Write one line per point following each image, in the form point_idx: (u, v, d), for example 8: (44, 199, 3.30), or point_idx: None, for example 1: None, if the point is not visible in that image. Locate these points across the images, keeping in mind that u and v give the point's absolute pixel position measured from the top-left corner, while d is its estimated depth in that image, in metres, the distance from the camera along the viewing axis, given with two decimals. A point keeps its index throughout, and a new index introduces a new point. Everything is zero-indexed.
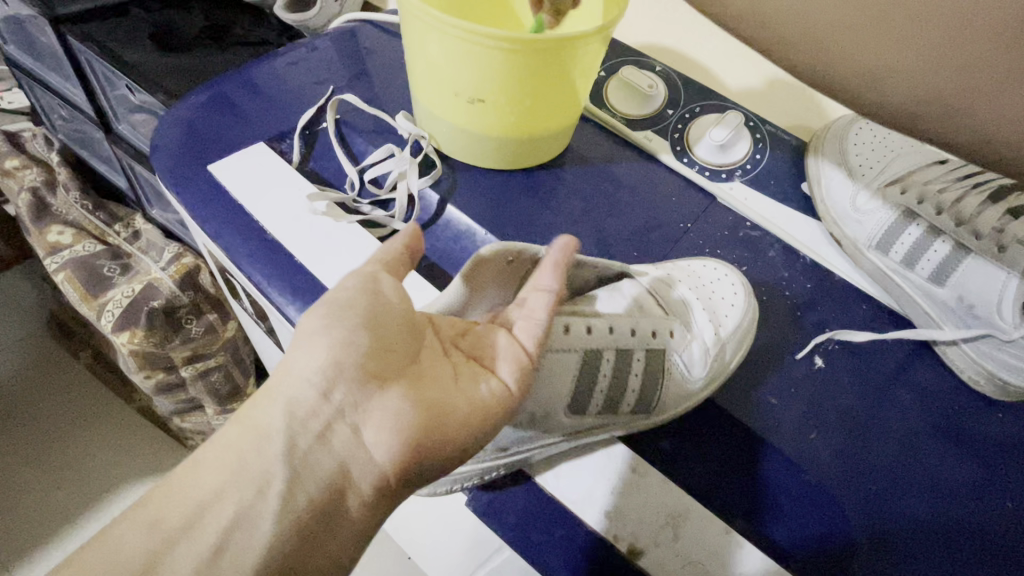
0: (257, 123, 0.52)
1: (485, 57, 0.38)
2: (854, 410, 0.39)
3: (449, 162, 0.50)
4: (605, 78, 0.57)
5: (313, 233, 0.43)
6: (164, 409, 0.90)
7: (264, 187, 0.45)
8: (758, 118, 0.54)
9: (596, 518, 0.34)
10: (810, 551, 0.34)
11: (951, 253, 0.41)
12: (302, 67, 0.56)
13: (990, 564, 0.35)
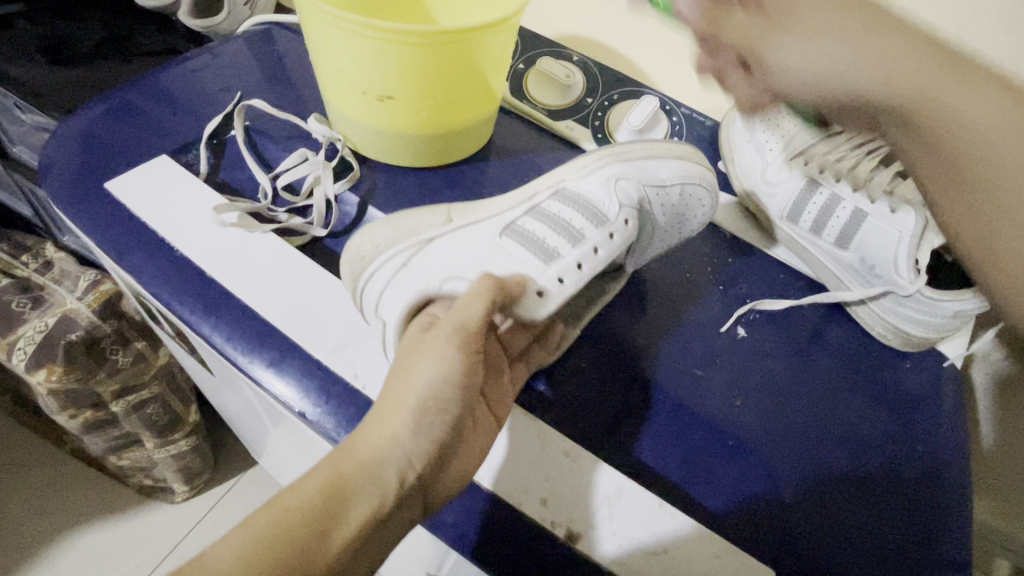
0: (160, 135, 0.49)
1: (386, 52, 0.37)
2: (777, 375, 0.41)
3: (369, 163, 0.48)
4: (523, 70, 0.57)
5: (225, 246, 0.41)
6: (96, 450, 0.83)
7: (168, 202, 0.43)
8: (674, 101, 0.56)
9: (532, 507, 0.33)
10: (738, 513, 0.35)
11: (853, 217, 0.44)
12: (207, 74, 0.54)
13: (908, 509, 0.36)
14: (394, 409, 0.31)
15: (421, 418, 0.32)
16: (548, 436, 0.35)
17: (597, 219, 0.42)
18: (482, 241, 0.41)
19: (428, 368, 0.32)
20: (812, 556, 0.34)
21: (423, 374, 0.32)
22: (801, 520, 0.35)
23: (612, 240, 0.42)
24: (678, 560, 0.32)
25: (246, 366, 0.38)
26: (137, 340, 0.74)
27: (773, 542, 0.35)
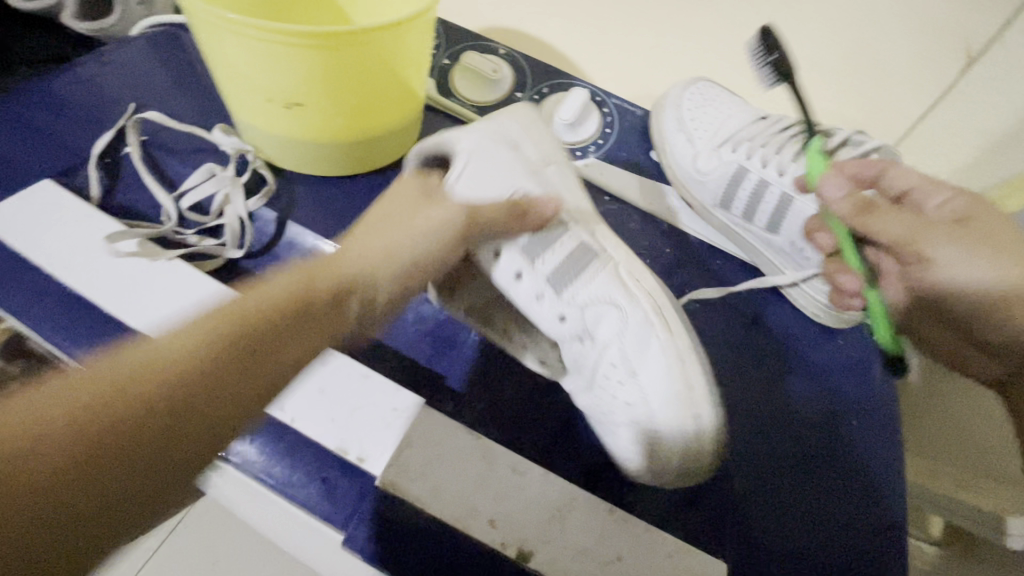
0: (44, 158, 0.44)
1: (287, 56, 0.34)
2: (718, 363, 0.42)
3: (286, 175, 0.45)
4: (450, 65, 0.55)
5: (120, 277, 0.37)
6: None
7: (51, 231, 0.38)
8: (604, 92, 0.55)
9: (479, 529, 0.31)
10: (682, 504, 0.36)
11: (781, 202, 0.44)
12: (94, 83, 0.49)
13: (846, 483, 0.37)
14: (311, 281, 0.27)
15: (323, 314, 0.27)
16: (493, 454, 0.33)
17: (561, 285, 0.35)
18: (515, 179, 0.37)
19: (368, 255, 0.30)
20: (752, 538, 0.35)
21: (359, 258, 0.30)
22: (735, 501, 0.36)
23: (562, 323, 0.35)
24: (632, 567, 0.31)
25: None
26: None
27: (716, 528, 0.35)
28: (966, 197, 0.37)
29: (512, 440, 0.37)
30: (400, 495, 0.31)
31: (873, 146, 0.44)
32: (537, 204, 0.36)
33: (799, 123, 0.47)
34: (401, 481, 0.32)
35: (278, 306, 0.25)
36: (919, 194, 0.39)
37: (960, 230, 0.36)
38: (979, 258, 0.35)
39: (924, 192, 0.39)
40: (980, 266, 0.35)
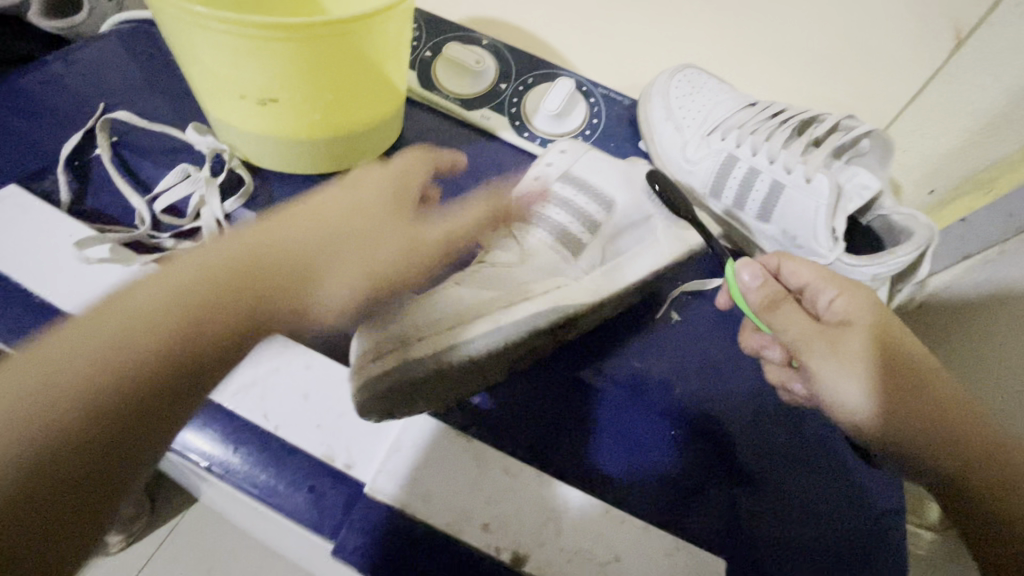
0: (7, 161, 0.42)
1: (258, 51, 0.33)
2: (710, 355, 0.41)
3: (264, 174, 0.44)
4: (432, 58, 0.53)
5: (94, 285, 0.35)
6: None
7: (19, 238, 0.37)
8: (590, 81, 0.54)
9: (473, 533, 0.30)
10: (677, 499, 0.35)
11: (772, 189, 0.43)
12: (60, 83, 0.47)
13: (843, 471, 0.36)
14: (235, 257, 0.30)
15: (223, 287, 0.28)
16: (486, 456, 0.32)
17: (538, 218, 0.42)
18: (597, 166, 0.45)
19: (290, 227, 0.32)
20: (755, 532, 0.34)
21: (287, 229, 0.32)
22: (733, 493, 0.35)
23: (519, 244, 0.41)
24: (630, 567, 0.30)
25: None
26: None
27: (717, 521, 0.35)
28: (850, 299, 0.37)
29: (493, 437, 0.36)
30: (389, 502, 0.31)
31: (863, 131, 0.43)
32: (584, 199, 0.42)
33: (789, 108, 0.46)
34: (392, 488, 0.31)
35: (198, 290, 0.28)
36: (815, 290, 0.39)
37: (840, 334, 0.37)
38: (860, 383, 0.35)
39: (818, 287, 0.39)
40: (865, 391, 0.35)
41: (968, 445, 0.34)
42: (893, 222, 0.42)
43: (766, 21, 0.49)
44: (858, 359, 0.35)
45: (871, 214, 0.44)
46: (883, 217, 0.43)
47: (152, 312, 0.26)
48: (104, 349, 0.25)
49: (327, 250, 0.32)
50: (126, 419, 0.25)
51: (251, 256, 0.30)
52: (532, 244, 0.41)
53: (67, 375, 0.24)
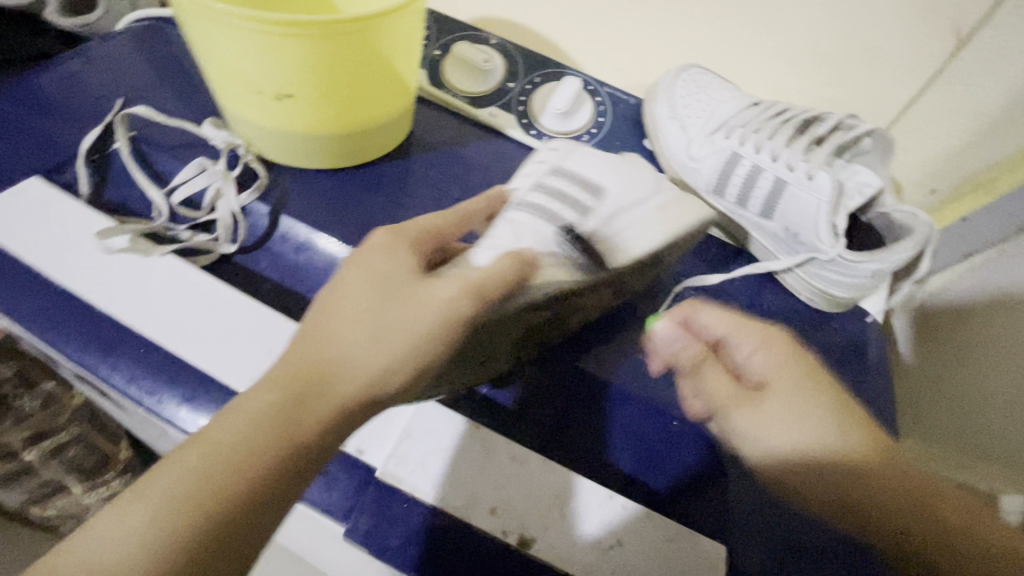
0: (27, 154, 0.43)
1: (275, 47, 0.34)
2: None
3: (277, 168, 0.45)
4: (441, 56, 0.54)
5: (115, 275, 0.37)
6: (9, 507, 0.68)
7: (41, 229, 0.38)
8: (596, 81, 0.55)
9: (479, 517, 0.31)
10: (676, 486, 0.36)
11: (775, 186, 0.44)
12: (78, 78, 0.48)
13: None
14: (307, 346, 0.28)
15: (280, 395, 0.26)
16: (491, 442, 0.33)
17: (524, 207, 0.36)
18: (578, 151, 0.39)
19: (359, 261, 0.30)
20: (758, 523, 0.35)
21: (357, 266, 0.30)
22: (728, 485, 0.36)
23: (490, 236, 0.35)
24: (631, 551, 0.31)
25: (155, 407, 0.34)
26: (44, 381, 0.63)
27: (716, 508, 0.36)
28: (772, 353, 0.35)
29: (506, 429, 0.38)
30: (397, 486, 0.32)
31: (865, 130, 0.44)
32: (568, 183, 0.37)
33: (792, 108, 0.47)
34: (400, 472, 0.32)
35: (272, 392, 0.26)
36: (733, 343, 0.37)
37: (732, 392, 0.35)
38: (809, 429, 0.32)
39: (739, 340, 0.36)
40: (790, 447, 0.33)
41: (895, 523, 0.31)
42: (893, 220, 0.42)
43: (770, 21, 0.49)
44: (785, 413, 0.33)
45: (873, 212, 0.45)
46: (884, 214, 0.43)
47: (229, 447, 0.25)
48: (292, 414, 0.26)
49: (420, 309, 0.28)
50: (266, 494, 0.25)
51: (386, 266, 0.30)
52: (510, 228, 0.35)
53: (242, 419, 0.25)
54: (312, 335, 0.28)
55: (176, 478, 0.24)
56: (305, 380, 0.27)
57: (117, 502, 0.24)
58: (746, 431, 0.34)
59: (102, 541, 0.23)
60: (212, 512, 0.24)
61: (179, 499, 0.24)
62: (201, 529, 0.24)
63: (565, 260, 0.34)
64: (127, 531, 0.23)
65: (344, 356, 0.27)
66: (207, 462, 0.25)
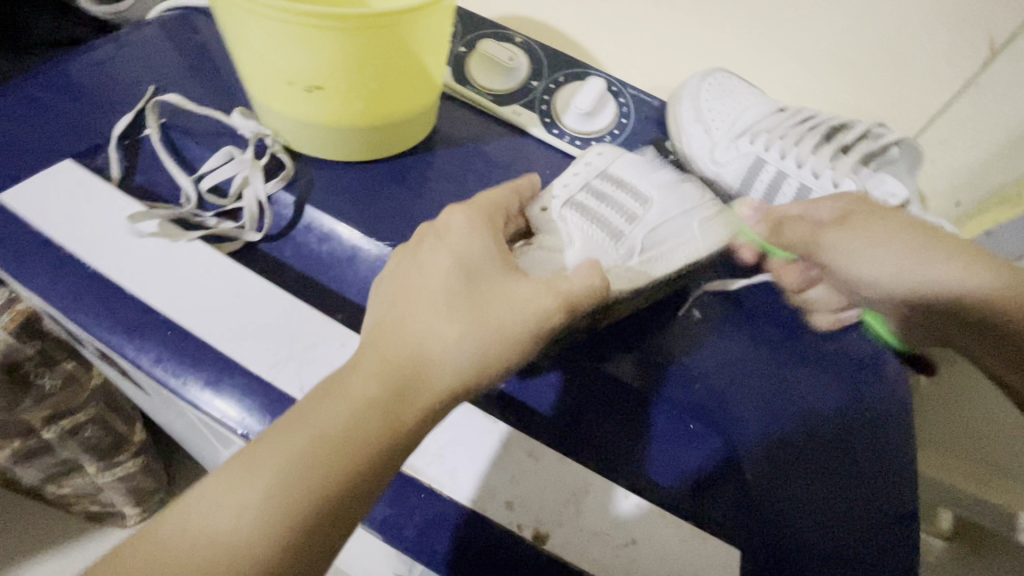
0: (59, 137, 0.44)
1: (310, 40, 0.34)
2: (738, 357, 0.41)
3: (304, 159, 0.46)
4: (466, 53, 0.55)
5: (147, 258, 0.37)
6: (28, 481, 0.73)
7: (75, 211, 0.39)
8: (620, 81, 0.55)
9: (496, 510, 0.32)
10: (695, 487, 0.36)
11: (799, 193, 0.45)
12: (111, 65, 0.49)
13: (878, 479, 0.36)
14: (388, 325, 0.30)
15: (375, 373, 0.28)
16: (510, 437, 0.33)
17: (575, 201, 0.40)
18: (629, 158, 0.43)
19: (432, 250, 0.33)
20: (783, 532, 0.34)
21: (430, 255, 0.32)
22: (754, 495, 0.35)
23: (543, 213, 0.40)
24: (645, 550, 0.31)
25: (181, 388, 0.35)
26: (65, 361, 0.62)
27: (746, 516, 0.35)
28: (845, 199, 0.41)
29: (527, 421, 0.37)
30: (417, 477, 0.32)
31: (893, 139, 0.44)
32: (621, 195, 0.41)
33: (818, 115, 0.47)
34: (420, 463, 0.33)
35: (369, 366, 0.29)
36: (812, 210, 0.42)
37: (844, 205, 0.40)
38: (879, 270, 0.39)
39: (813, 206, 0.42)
40: (888, 273, 0.39)
41: (1010, 317, 0.35)
42: None
43: (800, 27, 0.49)
44: (882, 241, 0.38)
45: None
46: None
47: (329, 420, 0.27)
48: (388, 419, 0.27)
49: (505, 315, 0.31)
50: (360, 493, 0.26)
51: (463, 272, 0.31)
52: (565, 228, 0.39)
53: (340, 419, 0.27)
54: (398, 316, 0.31)
55: (279, 449, 0.26)
56: (399, 376, 0.28)
57: (224, 486, 0.26)
58: (851, 265, 0.40)
59: (218, 508, 0.25)
60: (317, 487, 0.25)
61: (284, 481, 0.25)
62: (303, 523, 0.25)
63: (614, 265, 0.38)
64: (241, 496, 0.25)
65: (437, 350, 0.29)
66: (311, 454, 0.26)
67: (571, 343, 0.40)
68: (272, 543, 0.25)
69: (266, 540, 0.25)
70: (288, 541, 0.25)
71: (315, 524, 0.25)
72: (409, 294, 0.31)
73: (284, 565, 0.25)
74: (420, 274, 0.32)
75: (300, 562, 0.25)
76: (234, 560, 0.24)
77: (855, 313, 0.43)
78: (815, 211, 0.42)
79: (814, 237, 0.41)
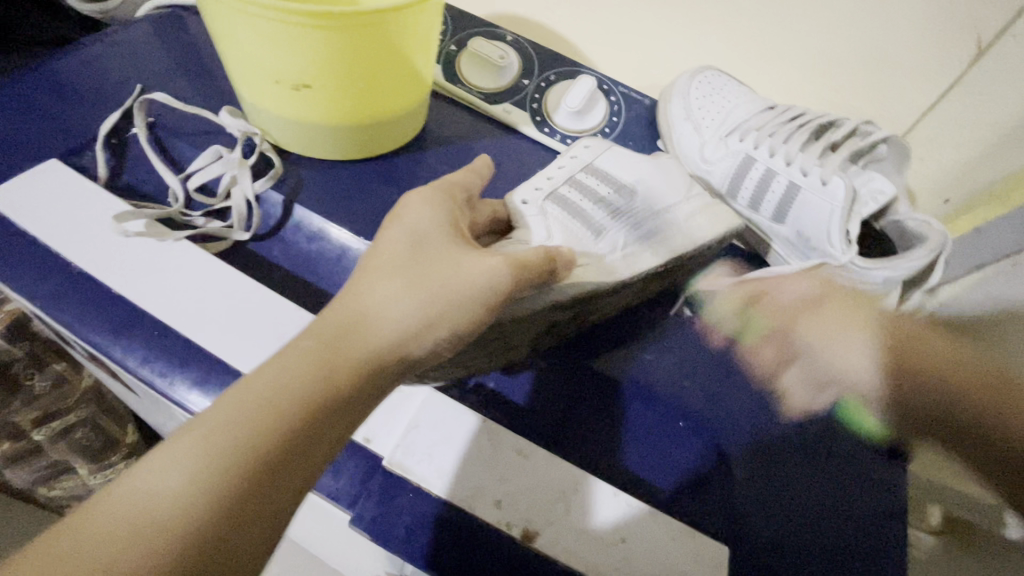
0: (45, 137, 0.44)
1: (295, 38, 0.34)
2: (721, 352, 0.42)
3: (293, 159, 0.45)
4: (457, 52, 0.55)
5: (132, 257, 0.37)
6: (19, 484, 0.72)
7: (60, 211, 0.38)
8: (611, 80, 0.55)
9: (485, 510, 0.31)
10: (679, 482, 0.36)
11: (787, 191, 0.44)
12: (97, 63, 0.48)
13: (857, 470, 0.37)
14: (352, 297, 0.30)
15: (330, 342, 0.28)
16: (498, 437, 0.34)
17: (560, 194, 0.40)
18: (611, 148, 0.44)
19: (396, 224, 0.32)
20: (765, 526, 0.34)
21: (395, 228, 0.32)
22: (737, 488, 0.36)
23: (526, 203, 0.40)
24: (634, 546, 0.31)
25: (167, 388, 0.34)
26: (55, 362, 0.61)
27: (726, 507, 0.35)
28: (811, 281, 0.43)
29: (509, 420, 0.37)
30: (405, 476, 0.32)
31: (881, 137, 0.44)
32: (603, 187, 0.41)
33: (807, 113, 0.47)
34: (408, 463, 0.32)
35: (322, 332, 0.28)
36: (777, 287, 0.44)
37: (818, 286, 0.43)
38: (861, 360, 0.41)
39: (780, 284, 0.44)
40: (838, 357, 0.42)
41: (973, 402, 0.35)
42: (907, 228, 0.42)
43: (792, 27, 0.49)
44: (841, 324, 0.42)
45: (886, 219, 0.44)
46: (896, 222, 0.43)
47: (279, 389, 0.26)
48: (320, 378, 0.27)
49: (444, 281, 0.30)
50: (296, 446, 0.26)
51: (412, 244, 0.32)
52: (545, 221, 0.39)
53: (275, 377, 0.27)
54: (360, 288, 0.30)
55: (226, 423, 0.25)
56: (338, 343, 0.28)
57: (167, 445, 0.25)
58: (830, 354, 0.42)
59: (155, 482, 0.24)
60: (261, 457, 0.25)
61: (228, 451, 0.25)
62: (240, 476, 0.25)
63: (593, 257, 0.38)
64: (180, 466, 0.24)
65: (374, 317, 0.29)
66: (246, 411, 0.26)
67: (568, 348, 0.40)
68: (208, 505, 0.24)
69: (202, 499, 0.24)
70: (224, 513, 0.24)
71: (255, 494, 0.25)
72: (372, 270, 0.31)
73: (220, 521, 0.24)
74: (385, 248, 0.32)
75: (238, 519, 0.24)
76: (170, 517, 0.23)
77: (829, 399, 0.40)
78: (783, 292, 0.44)
79: (790, 323, 0.44)
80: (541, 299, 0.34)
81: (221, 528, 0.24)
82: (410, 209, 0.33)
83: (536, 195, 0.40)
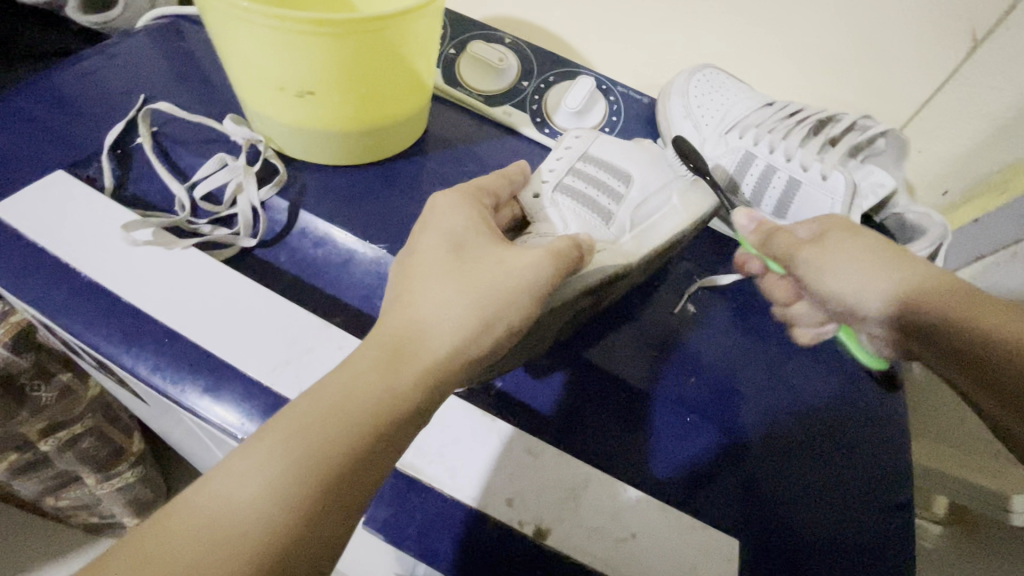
0: (51, 150, 0.44)
1: (299, 45, 0.34)
2: (728, 351, 0.42)
3: (297, 165, 0.46)
4: (456, 55, 0.55)
5: (141, 265, 0.38)
6: (27, 494, 0.72)
7: (68, 221, 0.39)
8: (609, 79, 0.56)
9: (497, 509, 0.32)
10: (687, 473, 0.36)
11: (788, 186, 0.45)
12: (100, 74, 0.49)
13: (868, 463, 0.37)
14: (390, 310, 0.31)
15: (380, 355, 0.29)
16: (510, 437, 0.34)
17: (568, 185, 0.40)
18: (604, 137, 0.43)
19: (430, 230, 0.33)
20: (776, 520, 0.35)
21: (428, 236, 0.33)
22: (750, 482, 0.36)
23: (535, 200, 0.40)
24: (646, 542, 0.31)
25: (179, 395, 0.35)
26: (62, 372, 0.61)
27: (742, 498, 0.35)
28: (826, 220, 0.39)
29: (525, 422, 0.37)
30: (418, 477, 0.33)
31: (879, 131, 0.44)
32: (603, 175, 0.40)
33: (805, 109, 0.47)
34: (419, 463, 0.33)
35: (373, 345, 0.29)
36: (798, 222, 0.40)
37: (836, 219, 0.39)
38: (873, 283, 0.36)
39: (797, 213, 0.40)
40: (856, 286, 0.37)
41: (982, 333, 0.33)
42: (906, 220, 0.43)
43: (785, 25, 0.50)
44: (853, 257, 0.37)
45: (885, 212, 0.45)
46: (897, 215, 0.44)
47: (338, 398, 0.27)
48: (374, 391, 0.28)
49: (487, 284, 0.31)
50: (359, 455, 0.26)
51: (447, 250, 0.32)
52: (556, 214, 0.39)
53: (330, 396, 0.27)
54: (398, 296, 0.31)
55: (288, 433, 0.26)
56: (389, 358, 0.29)
57: (231, 457, 0.26)
58: (827, 279, 0.38)
59: (227, 492, 0.25)
60: (329, 463, 0.26)
61: (298, 458, 0.25)
62: (316, 478, 0.25)
63: (607, 246, 0.38)
64: (253, 475, 0.25)
65: (421, 328, 0.30)
66: (312, 421, 0.26)
67: (577, 350, 0.41)
68: (285, 510, 0.25)
69: (274, 510, 0.25)
70: (300, 519, 0.25)
71: (327, 497, 0.25)
72: (403, 278, 0.32)
73: (290, 529, 0.25)
74: (418, 254, 0.33)
75: (311, 519, 0.25)
76: (245, 528, 0.24)
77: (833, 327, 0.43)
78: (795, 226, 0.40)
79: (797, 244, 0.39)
80: (566, 290, 0.35)
81: (301, 530, 0.25)
82: (438, 213, 0.34)
83: (546, 189, 0.40)
